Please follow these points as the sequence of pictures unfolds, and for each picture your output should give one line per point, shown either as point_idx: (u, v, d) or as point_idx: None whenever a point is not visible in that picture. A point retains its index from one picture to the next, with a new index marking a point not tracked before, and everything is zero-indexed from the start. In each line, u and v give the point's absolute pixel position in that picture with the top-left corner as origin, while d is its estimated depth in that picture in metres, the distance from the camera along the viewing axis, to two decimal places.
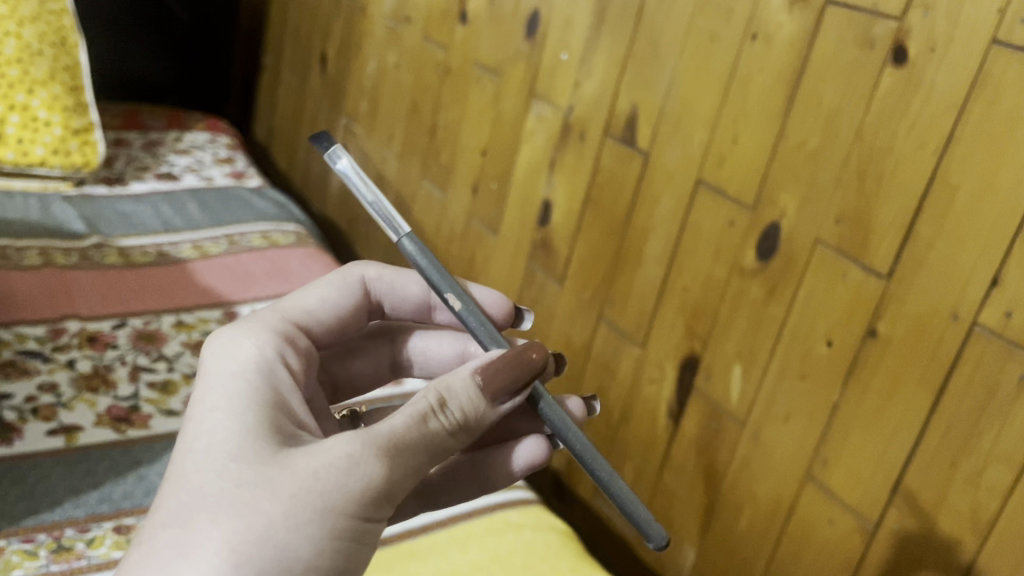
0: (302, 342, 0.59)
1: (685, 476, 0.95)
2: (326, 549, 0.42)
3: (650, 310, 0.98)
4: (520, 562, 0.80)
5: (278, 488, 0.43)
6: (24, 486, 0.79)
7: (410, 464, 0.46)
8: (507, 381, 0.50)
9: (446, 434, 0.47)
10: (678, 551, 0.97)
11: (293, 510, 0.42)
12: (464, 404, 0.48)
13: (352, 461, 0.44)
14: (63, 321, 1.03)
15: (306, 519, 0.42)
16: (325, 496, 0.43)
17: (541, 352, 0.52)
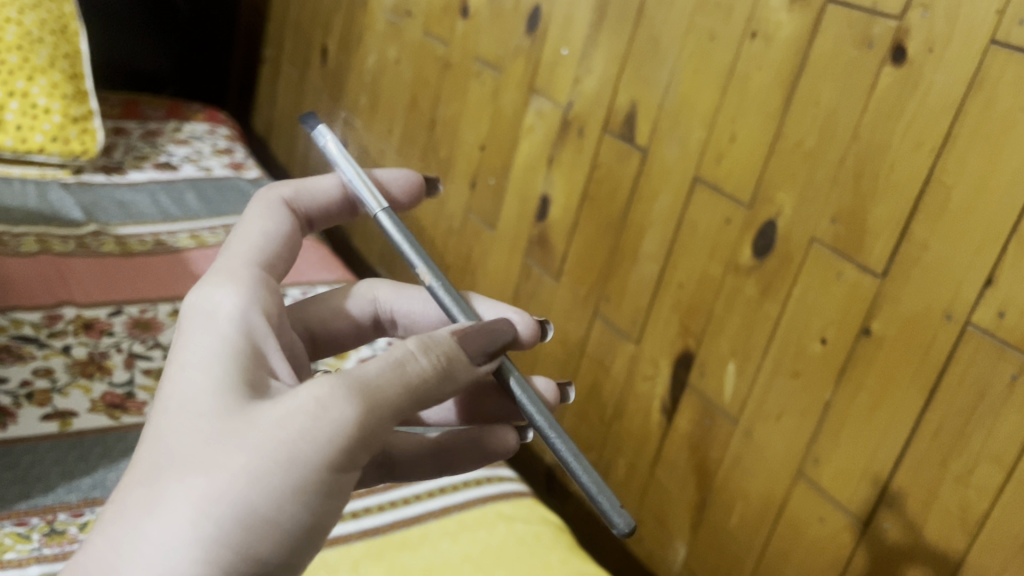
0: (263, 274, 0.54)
1: (677, 473, 0.96)
2: (293, 499, 0.40)
3: (645, 307, 0.99)
4: (511, 554, 0.80)
5: (246, 440, 0.41)
6: (17, 471, 0.79)
7: (387, 409, 0.43)
8: (480, 346, 0.49)
9: (422, 379, 0.45)
10: (669, 547, 0.97)
11: (259, 460, 0.40)
12: (440, 350, 0.47)
13: (321, 406, 0.41)
14: (60, 307, 1.03)
15: (272, 470, 0.40)
16: (294, 444, 0.40)
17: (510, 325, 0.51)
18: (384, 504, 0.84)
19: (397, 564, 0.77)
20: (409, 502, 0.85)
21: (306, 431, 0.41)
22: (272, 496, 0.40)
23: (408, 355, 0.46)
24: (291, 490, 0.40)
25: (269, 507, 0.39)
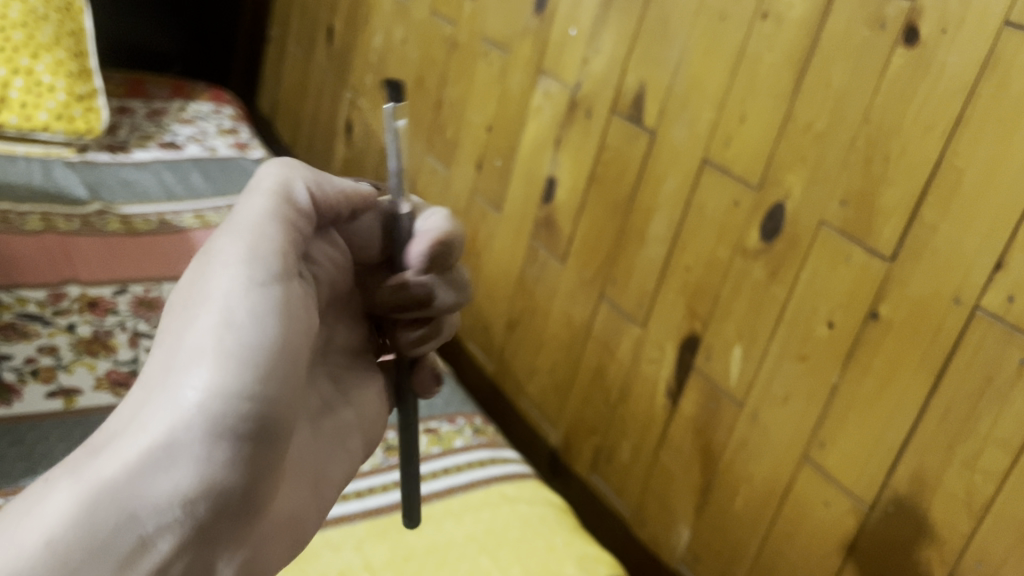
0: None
1: (682, 456, 0.95)
2: (253, 311, 0.45)
3: (652, 289, 0.98)
4: (515, 536, 0.80)
5: (192, 294, 0.47)
6: (22, 447, 0.79)
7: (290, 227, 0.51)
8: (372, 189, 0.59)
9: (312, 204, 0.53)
10: (673, 530, 0.97)
11: (203, 296, 0.46)
12: (318, 192, 0.55)
13: (255, 233, 0.49)
14: (64, 285, 1.03)
15: (215, 287, 0.46)
16: (227, 261, 0.47)
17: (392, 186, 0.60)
18: (388, 484, 0.84)
19: (401, 545, 0.77)
20: None
21: (228, 263, 0.47)
22: (220, 312, 0.45)
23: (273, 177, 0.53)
24: (232, 301, 0.45)
25: (226, 338, 0.43)
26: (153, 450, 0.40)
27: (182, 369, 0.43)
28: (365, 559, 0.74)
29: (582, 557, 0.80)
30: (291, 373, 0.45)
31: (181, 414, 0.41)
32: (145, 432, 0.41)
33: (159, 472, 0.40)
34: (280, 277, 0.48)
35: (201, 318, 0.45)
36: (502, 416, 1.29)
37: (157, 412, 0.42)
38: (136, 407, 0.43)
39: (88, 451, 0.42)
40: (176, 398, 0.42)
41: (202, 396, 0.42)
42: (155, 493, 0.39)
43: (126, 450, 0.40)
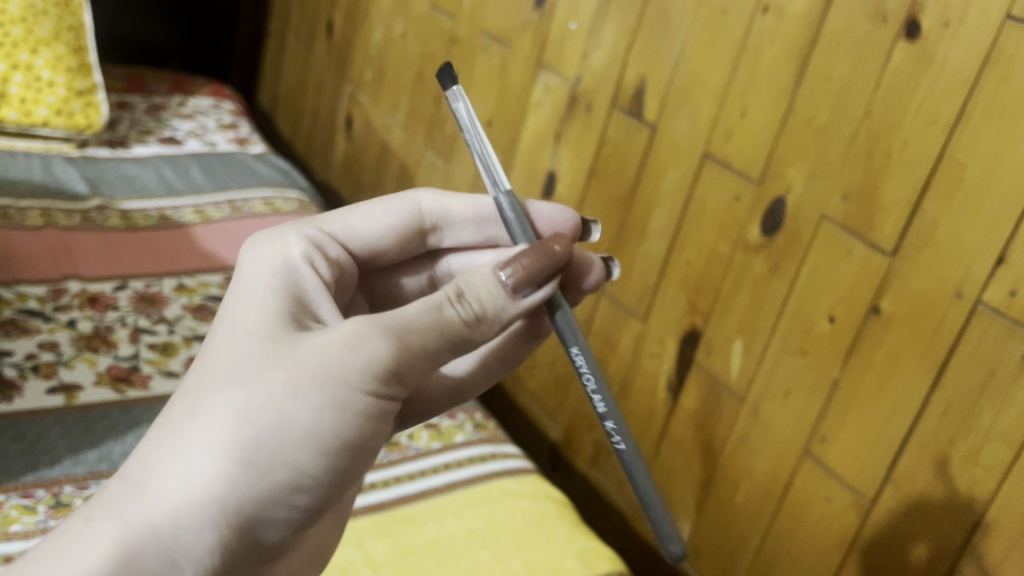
0: (335, 252, 0.60)
1: (682, 451, 0.95)
2: (322, 419, 0.44)
3: (653, 283, 0.98)
4: (516, 531, 0.80)
5: (283, 367, 0.45)
6: (23, 443, 0.79)
7: (413, 350, 0.46)
8: (529, 273, 0.50)
9: (466, 324, 0.48)
10: (674, 525, 0.97)
11: (296, 395, 0.44)
12: (485, 297, 0.49)
13: (358, 336, 0.46)
14: (64, 281, 1.03)
15: (306, 397, 0.44)
16: (333, 372, 0.45)
17: (564, 247, 0.51)
18: (388, 480, 0.84)
19: (403, 541, 0.77)
20: (414, 478, 0.85)
21: (327, 369, 0.45)
22: (297, 433, 0.44)
23: (477, 284, 0.49)
24: (312, 426, 0.44)
25: (289, 432, 0.44)
26: (177, 534, 0.43)
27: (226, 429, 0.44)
28: (367, 555, 0.74)
29: (584, 552, 0.80)
30: (323, 505, 0.46)
31: (213, 513, 0.43)
32: (185, 512, 0.43)
33: (174, 554, 0.43)
34: (366, 410, 0.46)
35: (278, 418, 0.44)
36: (503, 410, 1.28)
37: (203, 495, 0.43)
38: (191, 460, 0.43)
39: (140, 465, 0.45)
40: (216, 493, 0.43)
41: (234, 503, 0.43)
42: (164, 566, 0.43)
43: (159, 521, 0.43)
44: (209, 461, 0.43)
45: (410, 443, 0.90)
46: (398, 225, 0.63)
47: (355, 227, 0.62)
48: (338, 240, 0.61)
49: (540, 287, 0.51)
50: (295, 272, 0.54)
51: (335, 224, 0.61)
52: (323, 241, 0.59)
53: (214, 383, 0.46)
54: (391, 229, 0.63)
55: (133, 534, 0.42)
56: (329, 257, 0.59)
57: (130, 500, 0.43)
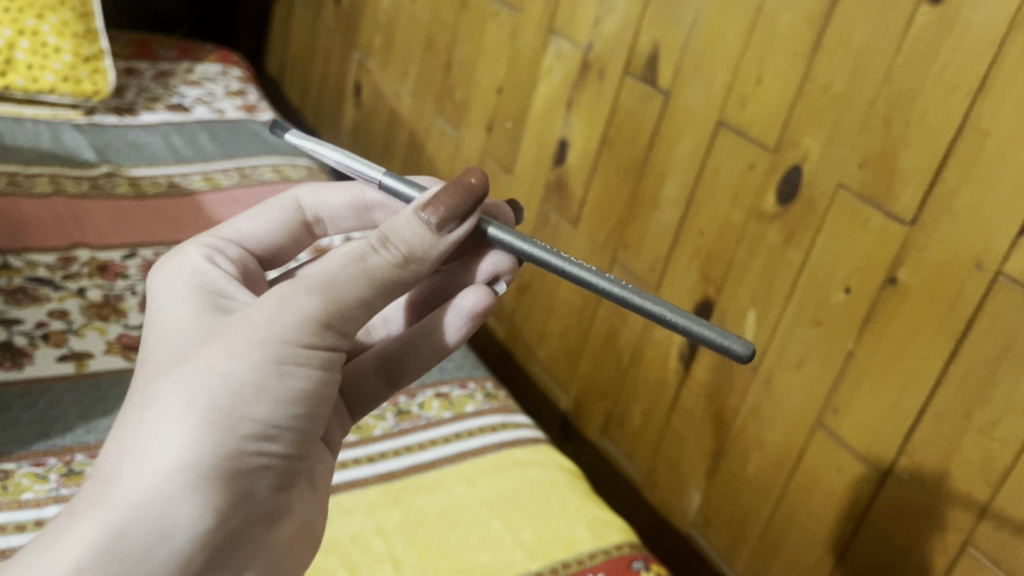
0: (236, 253, 0.59)
1: (693, 421, 0.95)
2: (271, 372, 0.44)
3: (665, 253, 0.97)
4: (526, 500, 0.80)
5: (220, 339, 0.45)
6: (35, 411, 0.79)
7: (346, 301, 0.47)
8: (449, 208, 0.50)
9: (395, 267, 0.48)
10: (684, 495, 0.97)
11: (237, 356, 0.44)
12: (408, 241, 0.49)
13: (286, 298, 0.46)
14: (74, 249, 1.03)
15: (249, 356, 0.44)
16: (269, 332, 0.45)
17: (481, 179, 0.52)
18: (399, 449, 0.84)
19: (413, 509, 0.77)
20: (425, 447, 0.85)
21: (264, 330, 0.45)
22: (249, 388, 0.43)
23: (398, 230, 0.49)
24: (263, 380, 0.44)
25: (242, 390, 0.43)
26: (162, 510, 0.40)
27: (181, 400, 0.42)
28: (378, 523, 0.75)
29: (594, 522, 0.79)
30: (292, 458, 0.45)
31: (194, 480, 0.41)
32: (166, 487, 0.40)
33: (166, 536, 0.40)
34: (310, 361, 0.45)
35: (229, 380, 0.43)
36: (513, 380, 1.28)
37: (179, 466, 0.41)
38: (157, 436, 0.41)
39: (105, 462, 0.42)
40: (192, 459, 0.41)
41: (210, 466, 0.41)
42: (160, 548, 0.40)
43: (141, 501, 0.40)
44: (176, 431, 0.41)
45: (420, 412, 0.90)
46: (284, 227, 0.64)
47: (245, 231, 0.62)
48: (236, 243, 0.61)
49: (465, 221, 0.51)
50: (202, 271, 0.54)
51: (226, 230, 0.61)
52: (219, 241, 0.59)
53: (152, 376, 0.45)
54: (280, 227, 0.64)
55: (119, 521, 0.39)
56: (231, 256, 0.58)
57: (105, 495, 0.40)
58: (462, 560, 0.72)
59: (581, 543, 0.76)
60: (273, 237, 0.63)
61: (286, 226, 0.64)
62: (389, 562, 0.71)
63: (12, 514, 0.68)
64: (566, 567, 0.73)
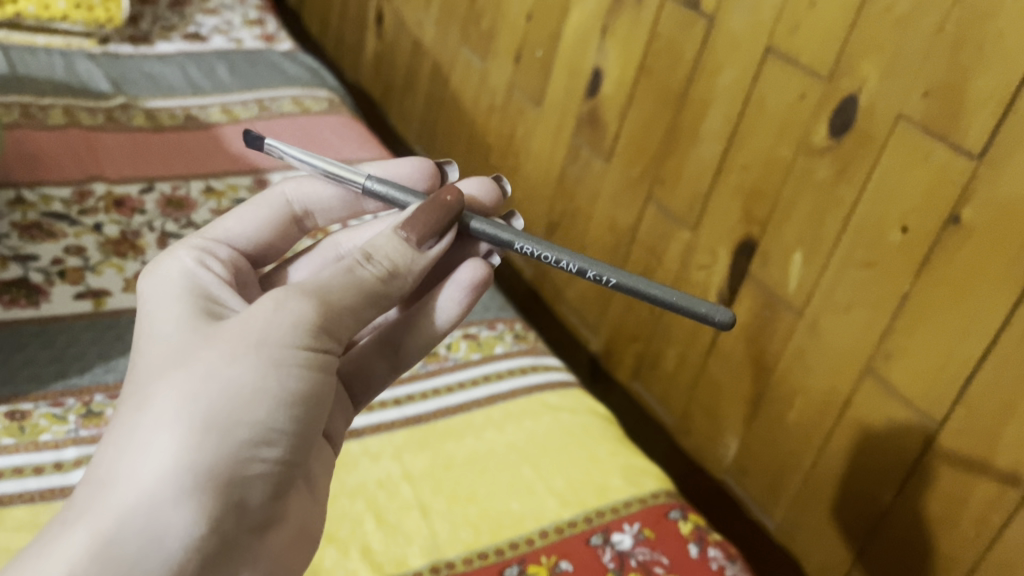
0: (225, 253, 0.59)
1: (731, 366, 0.91)
2: (268, 374, 0.42)
3: (705, 190, 0.92)
4: (559, 445, 0.77)
5: (215, 345, 0.43)
6: (52, 350, 0.77)
7: (337, 312, 0.46)
8: (430, 224, 0.51)
9: (380, 281, 0.49)
10: (721, 441, 0.94)
11: (234, 361, 0.42)
12: (392, 255, 0.50)
13: (280, 303, 0.45)
14: (90, 183, 0.99)
15: (246, 359, 0.42)
16: (265, 336, 0.43)
17: (456, 195, 0.53)
18: (427, 392, 0.81)
19: (442, 455, 0.74)
20: (453, 390, 0.82)
21: (260, 334, 0.43)
22: (246, 391, 0.42)
23: (380, 247, 0.50)
24: (260, 383, 0.42)
25: (238, 394, 0.41)
26: (160, 515, 0.38)
27: (177, 405, 0.41)
28: (405, 468, 0.72)
29: (629, 469, 0.76)
30: (293, 464, 0.43)
31: (192, 485, 0.39)
32: (164, 492, 0.39)
33: (163, 541, 0.38)
34: (307, 366, 0.44)
35: (226, 385, 0.42)
36: (541, 321, 1.25)
37: (176, 470, 0.39)
38: (153, 441, 0.40)
39: (102, 470, 0.40)
40: (190, 463, 0.39)
41: (209, 470, 0.40)
42: (157, 554, 0.38)
43: (138, 506, 0.38)
44: (173, 436, 0.40)
45: (448, 354, 0.87)
46: (273, 221, 0.62)
47: (231, 229, 0.61)
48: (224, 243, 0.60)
49: (443, 238, 0.52)
50: (193, 273, 0.53)
51: (213, 232, 0.60)
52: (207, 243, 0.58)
53: (146, 383, 0.43)
54: (268, 224, 0.62)
55: (116, 525, 0.38)
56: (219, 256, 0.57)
57: (101, 501, 0.39)
58: (492, 508, 0.70)
59: (616, 491, 0.73)
60: (261, 234, 0.62)
61: (274, 221, 0.62)
62: (418, 509, 0.69)
63: (29, 456, 0.66)
64: (600, 516, 0.70)
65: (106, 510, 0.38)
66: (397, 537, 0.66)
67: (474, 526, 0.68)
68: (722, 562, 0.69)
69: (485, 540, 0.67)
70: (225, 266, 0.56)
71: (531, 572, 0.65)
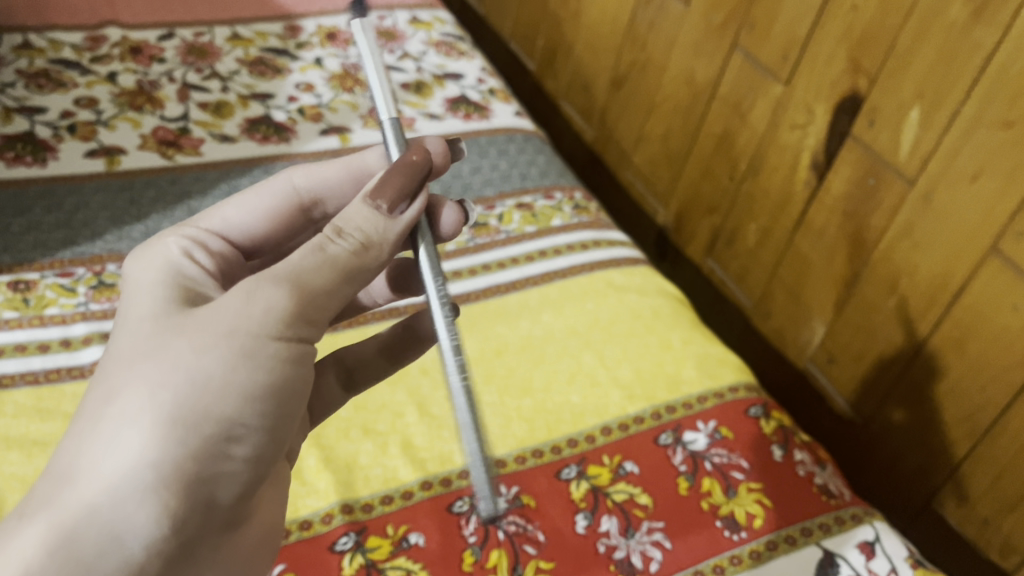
0: (218, 249, 0.45)
1: (822, 243, 0.80)
2: (240, 366, 0.34)
3: (803, 38, 0.78)
4: (624, 330, 0.68)
5: (184, 329, 0.35)
6: (60, 215, 0.69)
7: (313, 298, 0.36)
8: (401, 184, 0.39)
9: (355, 257, 0.37)
10: (805, 326, 0.85)
11: (202, 346, 0.34)
12: (365, 224, 0.38)
13: (249, 287, 0.36)
14: (103, 28, 0.89)
15: (216, 347, 0.34)
16: (236, 320, 0.35)
17: (424, 153, 0.40)
18: (476, 268, 0.73)
19: (493, 339, 0.66)
20: (506, 266, 0.73)
21: (230, 319, 0.35)
22: (215, 382, 0.34)
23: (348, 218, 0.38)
24: (230, 375, 0.34)
25: (209, 386, 0.34)
26: (120, 519, 0.31)
27: (141, 394, 0.33)
28: (451, 353, 0.64)
29: (703, 358, 0.67)
30: (265, 462, 0.36)
31: (154, 486, 0.32)
32: (124, 490, 0.32)
33: (123, 544, 0.31)
34: (283, 357, 0.36)
35: (191, 374, 0.34)
36: (605, 188, 1.16)
37: (136, 467, 0.32)
38: (111, 435, 0.33)
39: (58, 463, 0.33)
40: (151, 459, 0.32)
41: (174, 469, 0.32)
42: (116, 558, 0.31)
43: (95, 505, 0.31)
44: (134, 431, 0.32)
45: (499, 226, 0.77)
46: (284, 209, 0.47)
47: (231, 217, 0.46)
48: (221, 235, 0.46)
49: (419, 200, 0.40)
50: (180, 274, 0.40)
51: (209, 219, 0.46)
52: (198, 236, 0.44)
53: (106, 368, 0.35)
54: (275, 221, 0.47)
55: (69, 528, 0.31)
56: (209, 253, 0.44)
57: (53, 498, 0.32)
58: (549, 401, 0.62)
59: (689, 384, 0.64)
60: (267, 228, 0.47)
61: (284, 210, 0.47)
62: None
63: (33, 332, 0.59)
64: (671, 412, 0.62)
65: (61, 511, 0.31)
66: (442, 431, 0.59)
67: (528, 420, 0.60)
68: (810, 468, 0.59)
69: (540, 436, 0.59)
70: (214, 268, 0.43)
71: (591, 473, 0.57)
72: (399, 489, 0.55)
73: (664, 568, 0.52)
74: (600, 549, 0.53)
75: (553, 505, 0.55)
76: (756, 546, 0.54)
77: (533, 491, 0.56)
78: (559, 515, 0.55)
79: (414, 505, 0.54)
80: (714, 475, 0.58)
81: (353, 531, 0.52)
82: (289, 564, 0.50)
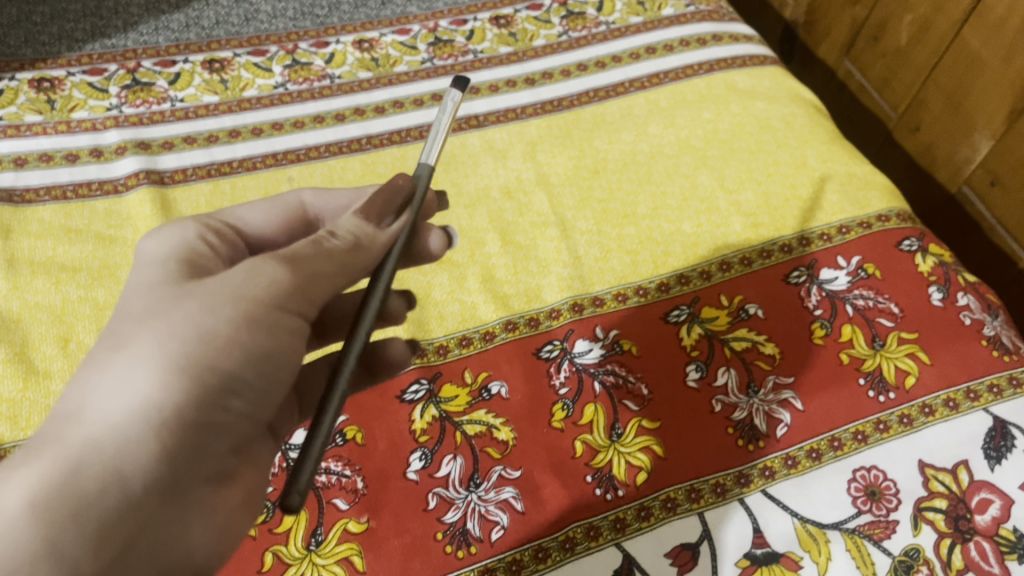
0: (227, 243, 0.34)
1: (1000, 39, 0.64)
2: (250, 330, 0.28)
3: None
4: (748, 146, 0.56)
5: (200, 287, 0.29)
6: (86, 3, 0.59)
7: (317, 281, 0.30)
8: (386, 200, 0.35)
9: (354, 255, 0.32)
10: (966, 142, 0.71)
11: (208, 295, 0.29)
12: (358, 228, 0.33)
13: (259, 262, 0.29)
14: None
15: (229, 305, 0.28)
16: (251, 281, 0.29)
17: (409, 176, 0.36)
18: (570, 68, 0.61)
19: (589, 154, 0.55)
20: (605, 66, 0.61)
21: (236, 275, 0.29)
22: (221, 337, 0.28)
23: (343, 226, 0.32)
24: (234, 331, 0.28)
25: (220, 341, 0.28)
26: (120, 463, 0.26)
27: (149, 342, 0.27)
28: (540, 172, 0.55)
29: (846, 179, 0.55)
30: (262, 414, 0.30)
31: (156, 430, 0.26)
32: (127, 431, 0.26)
33: (122, 486, 0.26)
34: (296, 300, 0.29)
35: (198, 317, 0.28)
36: None
37: (140, 408, 0.26)
38: (115, 377, 0.27)
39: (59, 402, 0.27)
40: (156, 401, 0.26)
41: (181, 413, 0.27)
42: (113, 499, 0.25)
43: (95, 444, 0.26)
44: (141, 376, 0.27)
45: (598, 17, 0.65)
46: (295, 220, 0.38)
47: (245, 215, 0.36)
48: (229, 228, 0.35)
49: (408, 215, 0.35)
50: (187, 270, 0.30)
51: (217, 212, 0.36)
52: (214, 221, 0.34)
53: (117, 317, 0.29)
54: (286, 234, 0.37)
55: (67, 463, 0.25)
56: (225, 244, 0.34)
57: (47, 435, 0.26)
58: (656, 229, 0.52)
59: (828, 210, 0.53)
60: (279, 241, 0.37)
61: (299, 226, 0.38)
62: (556, 226, 0.52)
63: (60, 139, 0.51)
64: (805, 245, 0.51)
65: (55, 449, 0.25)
66: (528, 262, 0.50)
67: (630, 253, 0.51)
68: (978, 316, 0.48)
69: (644, 271, 0.50)
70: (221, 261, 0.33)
71: (705, 317, 0.48)
72: (478, 329, 0.47)
73: (793, 434, 0.43)
74: (716, 408, 0.44)
75: (660, 354, 0.46)
76: (908, 409, 0.44)
77: (636, 335, 0.47)
78: (665, 365, 0.46)
79: (495, 349, 0.46)
80: (857, 322, 0.48)
81: (425, 377, 0.45)
82: (352, 414, 0.43)
